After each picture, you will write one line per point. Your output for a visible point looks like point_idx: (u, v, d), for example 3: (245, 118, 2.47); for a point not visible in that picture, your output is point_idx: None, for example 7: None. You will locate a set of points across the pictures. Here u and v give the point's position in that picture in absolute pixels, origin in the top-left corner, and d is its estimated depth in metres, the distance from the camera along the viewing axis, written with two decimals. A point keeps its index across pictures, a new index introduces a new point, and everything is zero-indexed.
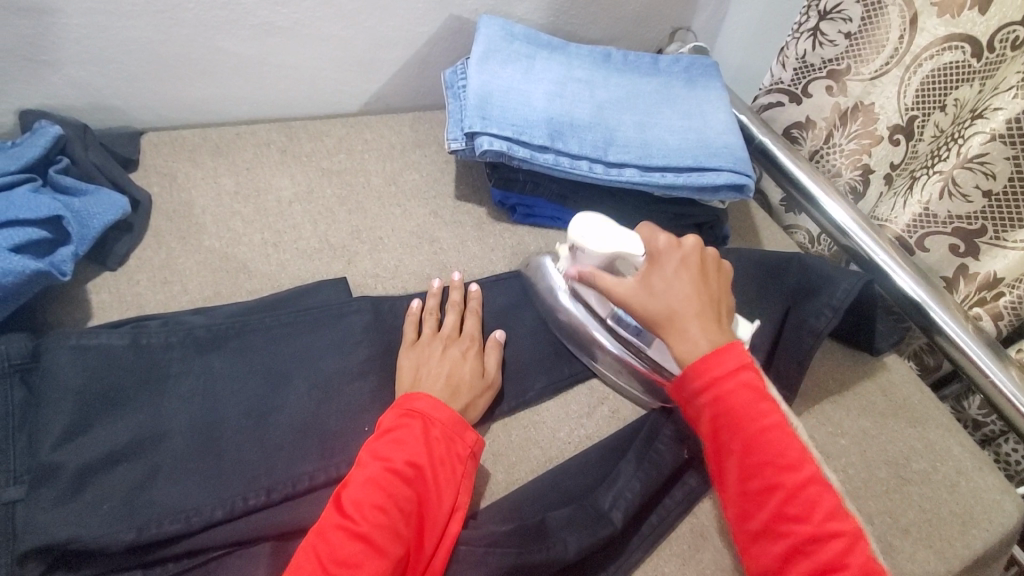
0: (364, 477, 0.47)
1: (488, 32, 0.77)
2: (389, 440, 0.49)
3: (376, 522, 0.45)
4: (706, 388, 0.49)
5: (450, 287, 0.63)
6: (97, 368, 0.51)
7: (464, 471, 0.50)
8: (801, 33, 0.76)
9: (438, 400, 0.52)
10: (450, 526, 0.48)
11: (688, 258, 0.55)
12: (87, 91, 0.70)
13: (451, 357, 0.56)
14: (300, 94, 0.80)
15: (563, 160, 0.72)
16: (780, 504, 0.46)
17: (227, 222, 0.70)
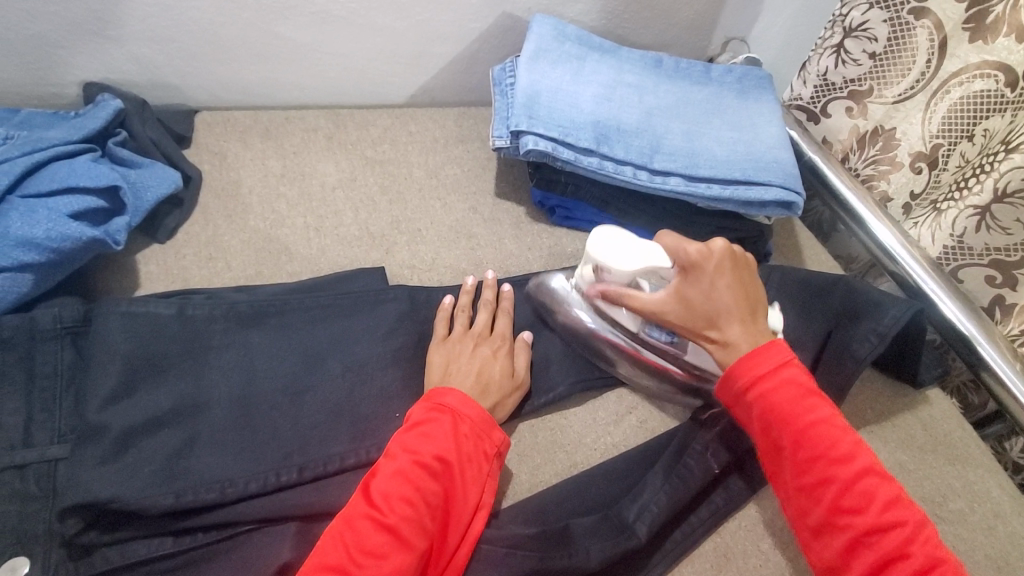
0: (393, 466, 0.46)
1: (540, 31, 0.77)
2: (419, 430, 0.49)
3: (403, 512, 0.44)
4: (752, 386, 0.50)
5: (483, 285, 0.62)
6: (144, 335, 0.52)
7: (491, 469, 0.49)
8: (824, 49, 0.75)
9: (468, 395, 0.51)
10: (478, 520, 0.47)
11: (720, 263, 0.54)
12: (148, 68, 0.73)
13: (481, 355, 0.56)
14: (349, 83, 0.81)
15: (607, 164, 0.71)
16: (836, 497, 0.46)
17: (272, 203, 0.72)
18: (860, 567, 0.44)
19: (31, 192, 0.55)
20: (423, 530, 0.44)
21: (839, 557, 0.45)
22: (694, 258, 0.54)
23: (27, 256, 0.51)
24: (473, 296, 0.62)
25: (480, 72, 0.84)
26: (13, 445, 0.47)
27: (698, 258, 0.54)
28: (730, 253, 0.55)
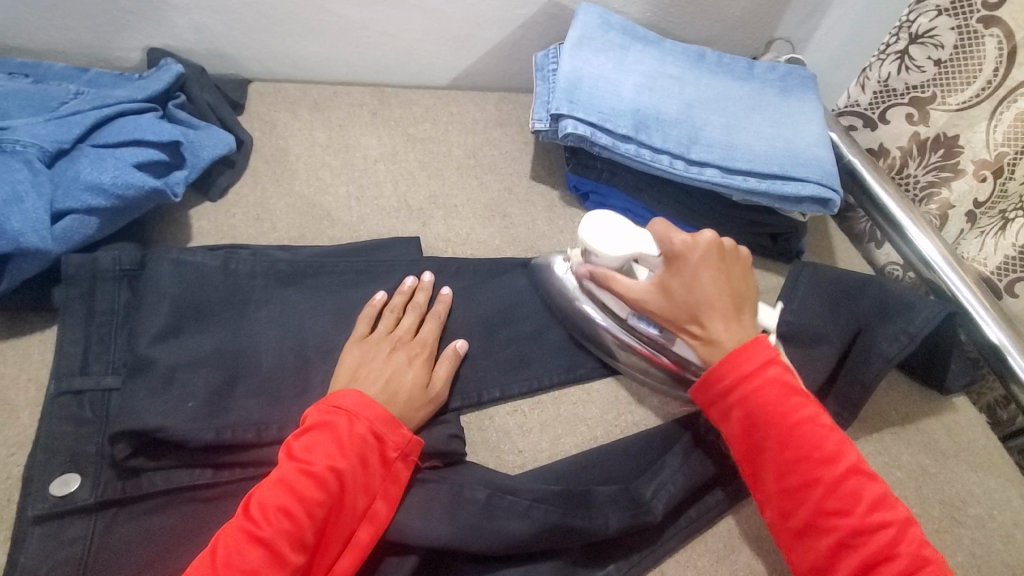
0: (275, 476, 0.44)
1: (585, 19, 0.78)
2: (303, 441, 0.45)
3: (277, 528, 0.41)
4: (737, 383, 0.50)
5: (419, 288, 0.60)
6: (191, 281, 0.55)
7: (390, 472, 0.47)
8: (887, 55, 0.74)
9: (368, 395, 0.48)
10: (362, 530, 0.45)
11: (705, 257, 0.54)
12: (207, 37, 0.76)
13: (395, 361, 0.53)
14: (395, 62, 0.83)
15: (644, 152, 0.72)
16: (821, 498, 0.46)
17: (317, 171, 0.74)
18: (847, 569, 0.44)
19: (99, 142, 0.59)
20: (302, 546, 0.42)
21: (826, 558, 0.45)
22: (679, 249, 0.55)
23: (95, 200, 0.54)
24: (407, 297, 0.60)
25: (523, 58, 0.86)
26: (72, 373, 0.50)
27: (684, 250, 0.54)
28: (717, 249, 0.55)
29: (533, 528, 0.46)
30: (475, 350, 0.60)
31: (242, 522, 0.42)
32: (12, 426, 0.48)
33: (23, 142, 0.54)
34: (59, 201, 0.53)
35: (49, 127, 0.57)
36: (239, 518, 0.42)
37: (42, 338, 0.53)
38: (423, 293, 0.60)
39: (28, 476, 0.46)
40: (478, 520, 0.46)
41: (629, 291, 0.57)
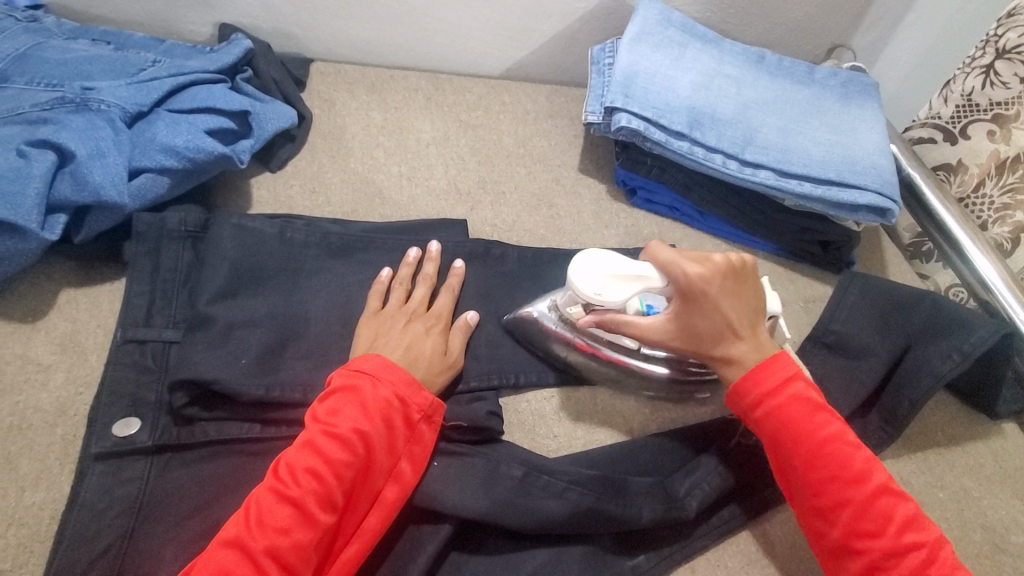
0: (302, 439, 0.45)
1: (645, 15, 0.78)
2: (328, 406, 0.46)
3: (308, 488, 0.42)
4: (761, 401, 0.50)
5: (425, 260, 0.60)
6: (249, 246, 0.57)
7: (416, 433, 0.48)
8: (972, 68, 0.71)
9: (391, 360, 0.49)
10: (390, 489, 0.46)
11: (721, 286, 0.51)
12: (275, 16, 0.79)
13: (412, 332, 0.54)
14: (452, 50, 0.84)
15: (698, 150, 0.71)
16: (852, 521, 0.46)
17: (371, 151, 0.76)
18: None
19: (174, 108, 0.62)
20: (333, 507, 0.43)
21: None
22: (695, 283, 0.50)
23: (168, 161, 0.56)
24: (414, 268, 0.60)
25: (578, 52, 0.86)
26: (137, 323, 0.52)
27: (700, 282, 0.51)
28: (730, 268, 0.52)
29: (567, 510, 0.47)
30: (514, 334, 0.60)
31: (275, 484, 0.43)
32: (80, 369, 0.51)
33: (108, 102, 0.57)
34: (136, 159, 0.56)
35: (129, 91, 0.59)
36: (269, 479, 0.43)
37: (111, 289, 0.56)
38: (431, 264, 0.60)
39: (92, 416, 0.48)
40: (514, 496, 0.47)
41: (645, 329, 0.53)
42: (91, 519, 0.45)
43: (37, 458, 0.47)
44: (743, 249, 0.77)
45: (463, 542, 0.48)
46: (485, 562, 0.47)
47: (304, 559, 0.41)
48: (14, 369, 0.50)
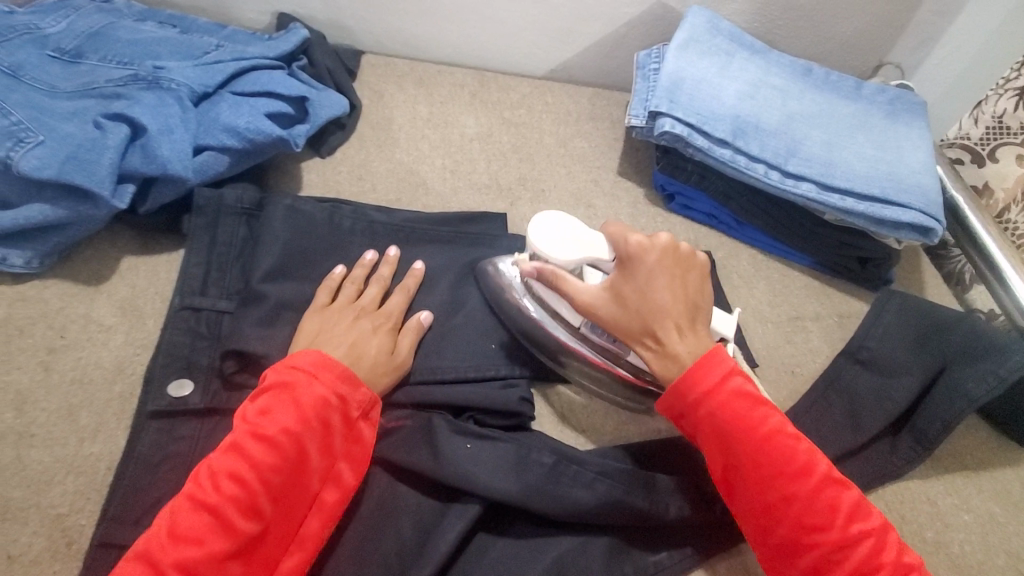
0: (228, 441, 0.44)
1: (694, 22, 0.78)
2: (259, 406, 0.45)
3: (228, 493, 0.42)
4: (701, 400, 0.48)
5: (382, 262, 0.60)
6: (298, 225, 0.59)
7: (353, 433, 0.48)
8: (1005, 91, 0.76)
9: (327, 356, 0.49)
10: (327, 493, 0.46)
11: (661, 257, 0.52)
12: (331, 8, 0.81)
13: (359, 329, 0.54)
14: (498, 49, 0.86)
15: (740, 158, 0.71)
16: (797, 516, 0.45)
17: (417, 142, 0.78)
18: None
19: (236, 91, 0.64)
20: (257, 513, 0.42)
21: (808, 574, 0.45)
22: (634, 250, 0.52)
23: (229, 141, 0.59)
24: (371, 269, 0.60)
25: (622, 57, 0.87)
26: (193, 291, 0.55)
27: (640, 249, 0.52)
28: (675, 252, 0.53)
29: (596, 500, 0.48)
30: None
31: (194, 490, 0.42)
32: (138, 331, 0.54)
33: (178, 82, 0.60)
34: (201, 137, 0.59)
35: (196, 73, 0.62)
36: (189, 485, 0.43)
37: (170, 258, 0.58)
38: (387, 267, 0.59)
39: (149, 376, 0.51)
40: (544, 482, 0.48)
41: (578, 291, 0.53)
42: (143, 472, 0.47)
43: (96, 412, 0.49)
44: (780, 261, 0.77)
45: (490, 523, 0.49)
46: (511, 546, 0.48)
47: (222, 567, 0.40)
48: (78, 328, 0.53)
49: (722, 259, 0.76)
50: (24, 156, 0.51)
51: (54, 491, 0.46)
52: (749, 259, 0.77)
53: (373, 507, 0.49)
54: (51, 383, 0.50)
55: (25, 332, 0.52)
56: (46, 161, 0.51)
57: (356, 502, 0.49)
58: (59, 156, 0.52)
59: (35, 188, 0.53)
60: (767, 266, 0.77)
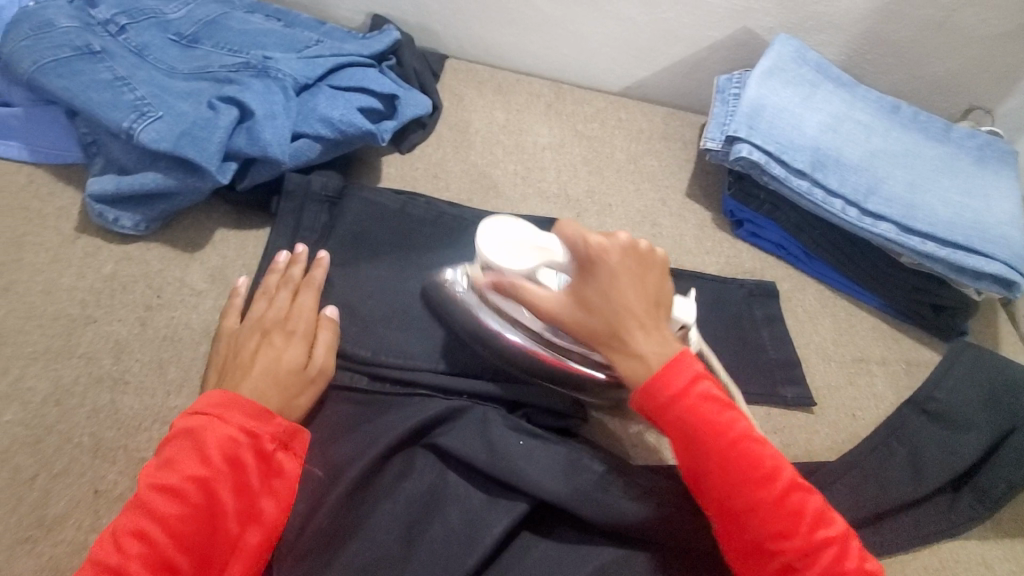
0: (133, 500, 0.42)
1: (780, 50, 0.77)
2: (160, 458, 0.43)
3: (134, 553, 0.39)
4: (669, 405, 0.45)
5: (296, 259, 0.58)
6: (375, 218, 0.63)
7: (269, 468, 0.45)
8: None
9: (232, 394, 0.47)
10: (250, 533, 0.43)
11: (620, 259, 0.48)
12: (421, 11, 0.85)
13: (265, 352, 0.51)
14: (577, 63, 0.87)
15: (817, 191, 0.70)
16: (763, 524, 0.43)
17: (491, 147, 0.81)
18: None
19: (332, 85, 0.68)
20: (171, 568, 0.40)
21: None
22: (593, 253, 0.48)
23: (323, 131, 0.63)
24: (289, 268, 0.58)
25: (701, 79, 0.86)
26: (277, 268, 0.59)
27: (601, 254, 0.48)
28: (633, 249, 0.49)
29: (643, 514, 0.49)
30: None
31: (98, 554, 0.39)
32: (225, 298, 0.58)
33: (284, 73, 0.65)
34: (299, 125, 0.63)
35: (300, 65, 0.67)
36: (94, 550, 0.40)
37: (259, 235, 0.63)
38: (302, 266, 0.58)
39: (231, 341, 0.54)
40: (593, 488, 0.49)
41: (541, 301, 0.49)
42: None
43: (182, 368, 0.53)
44: (847, 299, 0.75)
45: (535, 523, 0.50)
46: (553, 548, 0.49)
47: None
48: (173, 290, 0.57)
49: (787, 291, 0.75)
50: (144, 129, 0.56)
51: (141, 436, 0.50)
52: (815, 294, 0.75)
53: (424, 490, 0.49)
54: (145, 337, 0.54)
55: (126, 288, 0.56)
56: (162, 135, 0.56)
57: (408, 482, 0.49)
58: (174, 131, 0.56)
59: (149, 158, 0.58)
60: (833, 303, 0.75)
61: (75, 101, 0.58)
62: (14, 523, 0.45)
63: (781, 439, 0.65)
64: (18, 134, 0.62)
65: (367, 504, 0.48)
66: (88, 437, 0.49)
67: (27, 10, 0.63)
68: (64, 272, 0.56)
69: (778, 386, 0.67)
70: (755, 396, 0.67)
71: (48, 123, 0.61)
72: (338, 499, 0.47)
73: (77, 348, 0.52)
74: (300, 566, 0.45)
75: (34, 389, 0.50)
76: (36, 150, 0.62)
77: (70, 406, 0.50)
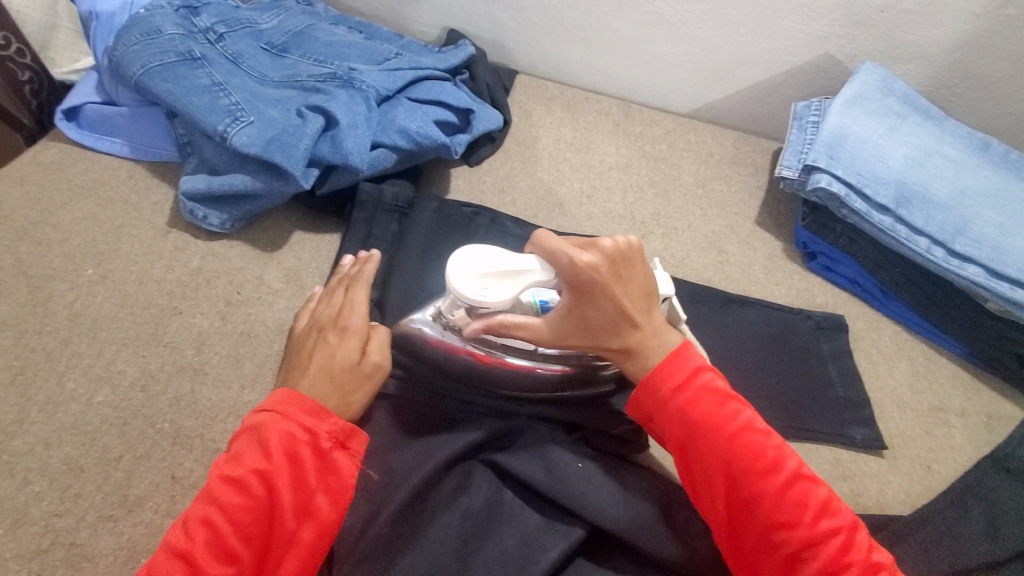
0: (203, 489, 0.43)
1: (866, 79, 0.73)
2: (228, 450, 0.44)
3: (200, 539, 0.41)
4: (671, 397, 0.48)
5: (353, 264, 0.59)
6: (443, 230, 0.64)
7: (326, 466, 0.45)
8: None
9: (294, 392, 0.47)
10: (305, 529, 0.43)
11: (609, 271, 0.49)
12: (495, 27, 0.85)
13: (322, 349, 0.51)
14: (647, 83, 0.86)
15: (901, 228, 0.67)
16: (768, 513, 0.44)
17: (558, 164, 0.81)
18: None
19: (411, 97, 0.70)
20: (233, 556, 0.41)
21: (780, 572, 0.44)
22: (582, 272, 0.48)
23: (401, 142, 0.65)
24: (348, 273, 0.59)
25: (775, 103, 0.84)
26: None
27: (590, 272, 0.48)
28: (615, 254, 0.50)
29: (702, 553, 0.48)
30: None
31: (170, 538, 0.41)
32: (299, 299, 0.60)
33: (368, 84, 0.67)
34: (378, 135, 0.65)
35: (381, 77, 0.69)
36: (168, 533, 0.42)
37: (333, 239, 0.65)
38: (359, 265, 0.58)
39: None
40: (651, 520, 0.49)
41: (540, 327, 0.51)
42: None
43: (257, 363, 0.56)
44: (926, 343, 0.71)
45: (591, 550, 0.49)
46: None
47: None
48: (251, 287, 0.60)
49: (860, 330, 0.71)
50: (237, 133, 0.59)
51: (216, 426, 0.52)
52: (891, 335, 0.71)
53: (481, 505, 0.49)
54: (225, 331, 0.57)
55: (209, 283, 0.59)
56: (254, 140, 0.59)
57: (465, 496, 0.49)
58: (264, 137, 0.59)
59: (240, 161, 0.61)
60: (910, 347, 0.71)
61: (177, 104, 0.61)
62: (99, 501, 0.48)
63: (850, 486, 0.61)
64: (121, 132, 0.66)
65: (426, 515, 0.48)
66: (169, 423, 0.51)
67: (137, 17, 0.67)
68: (156, 264, 0.59)
69: (846, 428, 0.64)
70: (822, 437, 0.64)
71: (151, 122, 0.66)
72: (397, 507, 0.48)
73: (163, 338, 0.55)
74: (359, 568, 0.46)
75: (123, 373, 0.53)
76: (136, 148, 0.66)
77: (154, 393, 0.53)
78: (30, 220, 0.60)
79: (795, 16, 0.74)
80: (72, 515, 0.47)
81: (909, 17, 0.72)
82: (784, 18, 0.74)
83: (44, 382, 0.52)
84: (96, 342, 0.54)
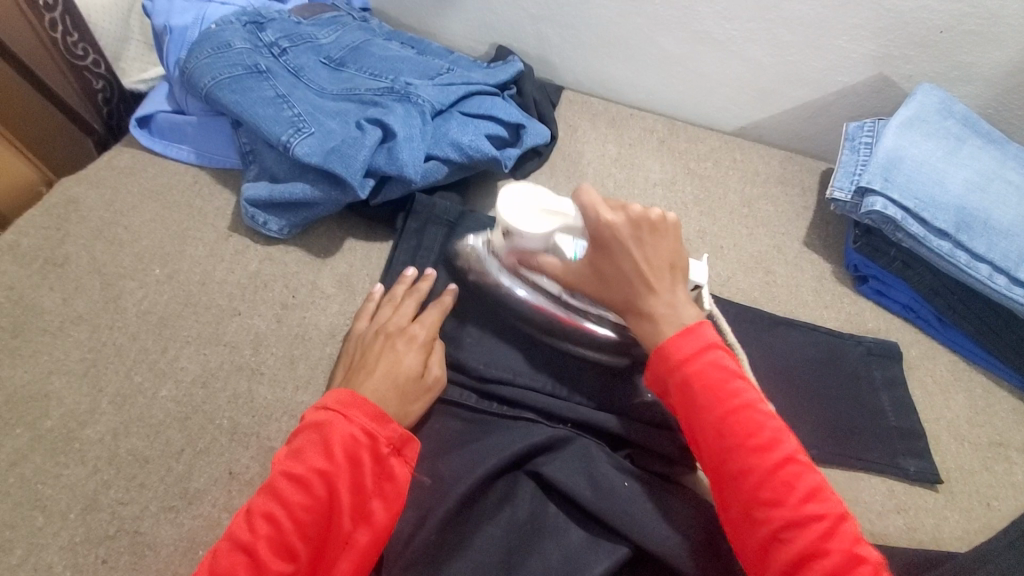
0: (265, 483, 0.45)
1: (924, 101, 0.71)
2: (290, 447, 0.46)
3: (262, 533, 0.42)
4: (676, 369, 0.48)
5: (422, 280, 0.61)
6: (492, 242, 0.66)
7: (382, 471, 0.46)
8: None
9: (356, 394, 0.48)
10: (360, 532, 0.44)
11: (633, 234, 0.51)
12: (542, 45, 0.86)
13: (388, 354, 0.53)
14: (692, 100, 0.86)
15: (960, 254, 0.65)
16: (753, 490, 0.44)
17: (603, 179, 0.81)
18: (776, 566, 0.42)
19: (463, 112, 0.72)
20: (291, 553, 0.42)
21: (755, 551, 0.43)
22: (603, 227, 0.51)
23: (454, 155, 0.66)
24: (411, 286, 0.61)
25: (825, 123, 0.83)
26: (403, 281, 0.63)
27: (611, 231, 0.51)
28: (645, 221, 0.52)
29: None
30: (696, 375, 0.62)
31: (233, 530, 0.43)
32: (350, 305, 0.62)
33: (423, 98, 0.69)
34: (431, 148, 0.66)
35: (435, 92, 0.71)
36: (231, 525, 0.43)
37: (385, 247, 0.67)
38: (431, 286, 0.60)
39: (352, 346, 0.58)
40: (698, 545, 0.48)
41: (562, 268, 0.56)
42: None
43: (310, 366, 0.57)
44: (984, 373, 0.69)
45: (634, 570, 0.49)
46: None
47: None
48: (306, 291, 0.62)
49: (914, 358, 0.69)
50: (299, 143, 0.61)
51: (271, 425, 0.54)
52: (947, 364, 0.69)
53: (525, 516, 0.50)
54: (280, 333, 0.59)
55: (267, 286, 0.61)
56: (314, 150, 0.61)
57: (510, 506, 0.50)
58: (324, 148, 0.62)
59: (300, 170, 0.63)
60: (968, 377, 0.68)
61: (243, 115, 0.64)
62: (161, 492, 0.50)
63: (903, 519, 0.59)
64: (189, 140, 0.70)
65: (471, 525, 0.49)
66: (227, 420, 0.53)
67: (208, 32, 0.70)
68: (218, 266, 0.62)
69: (898, 459, 0.62)
70: (873, 466, 0.62)
71: (216, 132, 0.69)
72: (444, 514, 0.48)
73: (223, 337, 0.58)
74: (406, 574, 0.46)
75: (185, 369, 0.55)
76: (202, 155, 0.69)
77: (213, 390, 0.55)
78: (104, 221, 0.63)
79: (849, 37, 0.73)
80: (136, 504, 0.49)
81: (970, 38, 0.70)
82: (836, 38, 0.73)
83: (113, 374, 0.54)
84: (161, 339, 0.57)
